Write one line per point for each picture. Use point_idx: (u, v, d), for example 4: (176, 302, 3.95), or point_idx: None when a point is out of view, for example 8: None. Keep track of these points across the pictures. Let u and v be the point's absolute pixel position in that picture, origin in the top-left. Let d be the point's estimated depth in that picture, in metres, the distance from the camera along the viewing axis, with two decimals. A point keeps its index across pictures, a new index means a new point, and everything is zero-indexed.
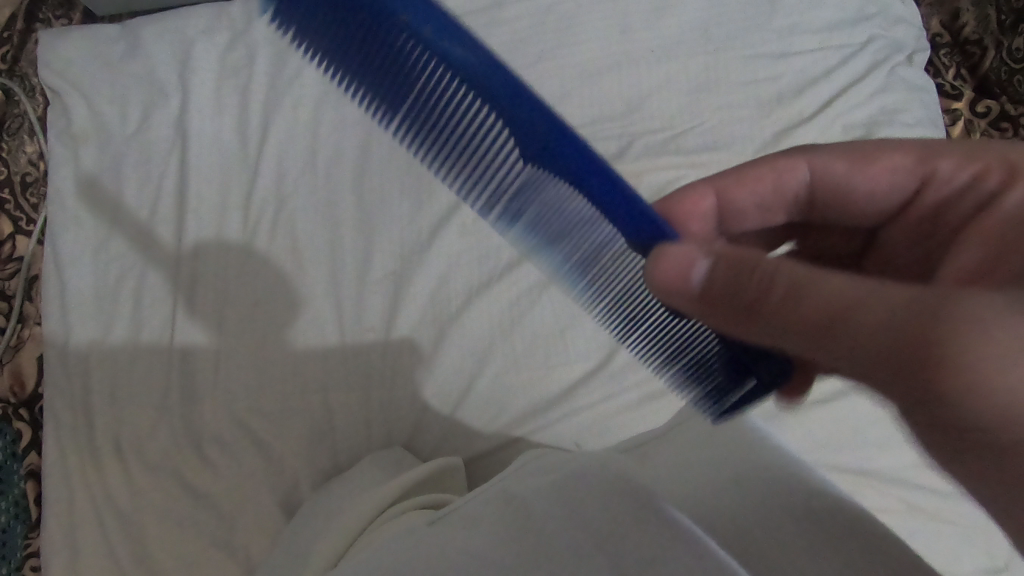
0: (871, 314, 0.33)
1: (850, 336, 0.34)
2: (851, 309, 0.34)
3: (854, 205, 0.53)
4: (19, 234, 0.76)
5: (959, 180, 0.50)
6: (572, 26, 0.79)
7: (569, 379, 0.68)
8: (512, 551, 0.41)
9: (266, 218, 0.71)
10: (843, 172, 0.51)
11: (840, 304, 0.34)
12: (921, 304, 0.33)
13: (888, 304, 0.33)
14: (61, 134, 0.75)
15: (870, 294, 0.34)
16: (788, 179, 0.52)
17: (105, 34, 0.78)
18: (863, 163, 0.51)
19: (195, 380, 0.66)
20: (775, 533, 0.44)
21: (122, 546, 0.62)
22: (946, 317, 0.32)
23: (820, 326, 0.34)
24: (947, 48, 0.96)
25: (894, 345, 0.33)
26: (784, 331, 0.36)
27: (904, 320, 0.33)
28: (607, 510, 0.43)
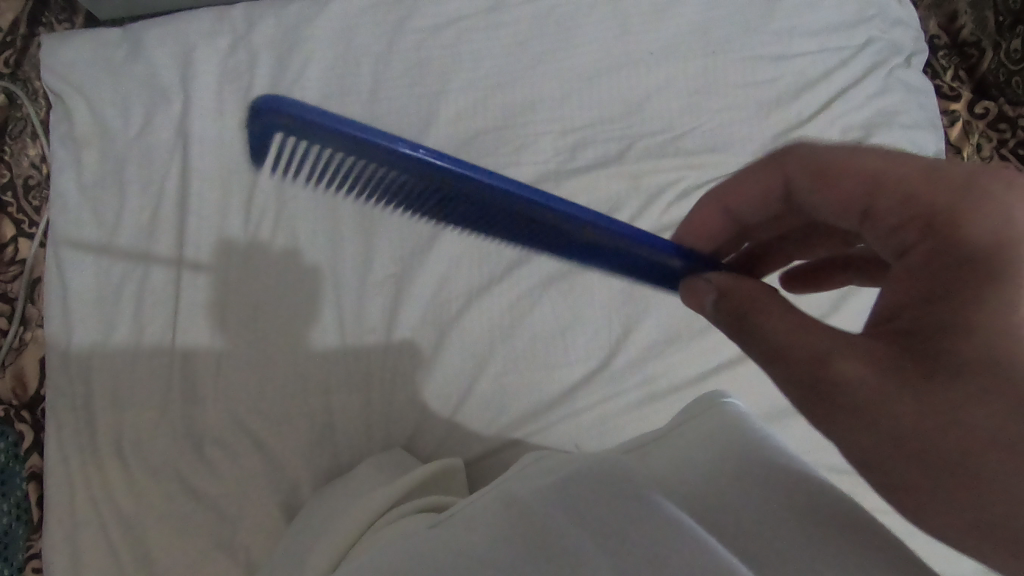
0: (784, 346, 0.44)
1: (774, 363, 0.44)
2: (775, 343, 0.44)
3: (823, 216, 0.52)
4: (21, 237, 0.76)
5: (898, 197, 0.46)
6: (572, 29, 0.79)
7: (569, 380, 0.68)
8: (512, 555, 0.41)
9: (268, 220, 0.72)
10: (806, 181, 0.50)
11: (774, 345, 0.44)
12: (818, 353, 0.43)
13: (797, 343, 0.43)
14: (63, 137, 0.75)
15: (792, 337, 0.44)
16: (768, 185, 0.55)
17: (107, 37, 0.78)
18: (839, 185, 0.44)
19: (197, 382, 0.67)
20: (769, 531, 0.43)
21: (125, 548, 0.62)
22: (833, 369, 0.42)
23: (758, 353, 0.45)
24: (945, 49, 0.96)
25: (794, 376, 0.43)
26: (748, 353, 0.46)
27: (806, 363, 0.43)
28: (612, 511, 0.42)
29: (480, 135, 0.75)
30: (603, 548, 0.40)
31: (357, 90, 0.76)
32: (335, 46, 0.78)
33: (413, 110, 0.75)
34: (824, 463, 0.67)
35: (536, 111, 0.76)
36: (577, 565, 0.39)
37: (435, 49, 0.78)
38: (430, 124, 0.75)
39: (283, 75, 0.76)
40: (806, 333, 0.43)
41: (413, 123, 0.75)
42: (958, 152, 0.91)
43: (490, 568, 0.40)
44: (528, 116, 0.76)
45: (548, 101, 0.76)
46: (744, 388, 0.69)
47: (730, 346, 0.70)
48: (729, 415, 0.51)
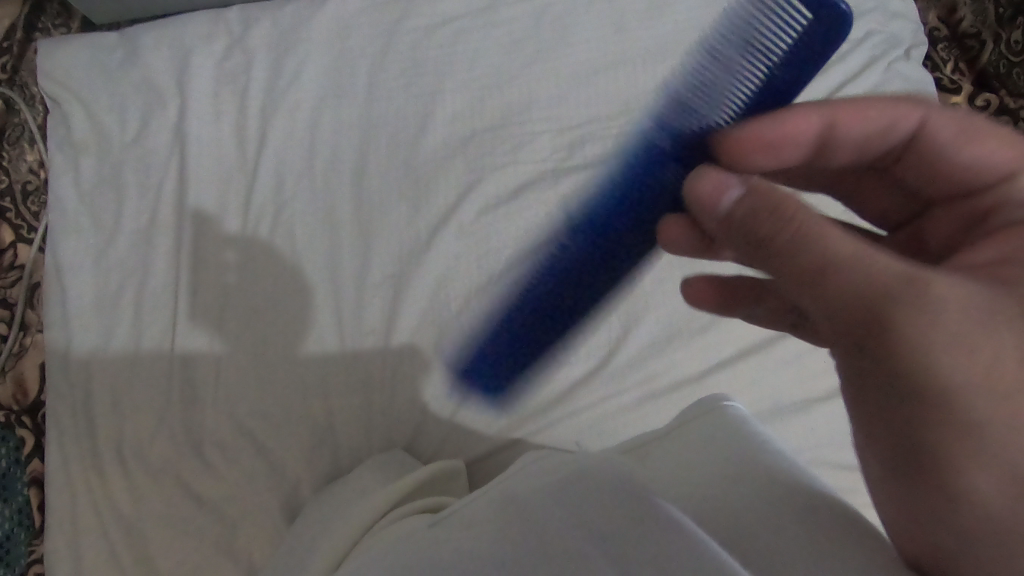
0: (848, 264, 0.36)
1: (836, 283, 0.36)
2: (834, 266, 0.36)
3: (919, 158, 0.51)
4: (20, 243, 0.76)
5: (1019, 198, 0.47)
6: (568, 26, 0.79)
7: (568, 380, 0.67)
8: (511, 554, 0.40)
9: (266, 223, 0.71)
10: (947, 135, 0.50)
11: (830, 270, 0.36)
12: (882, 295, 0.36)
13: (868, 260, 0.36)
14: (61, 142, 0.75)
15: (863, 274, 0.36)
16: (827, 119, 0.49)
17: (102, 42, 0.78)
18: (967, 136, 0.49)
19: (197, 386, 0.67)
20: (776, 521, 0.42)
21: (126, 552, 0.62)
22: (906, 315, 0.36)
23: (804, 274, 0.37)
24: (945, 42, 0.95)
25: (866, 288, 0.36)
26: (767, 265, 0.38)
27: (872, 304, 0.36)
28: (610, 515, 0.41)
29: (478, 135, 0.75)
30: (605, 544, 0.39)
31: (353, 92, 0.76)
32: (331, 48, 0.78)
33: (410, 113, 0.76)
34: (827, 460, 0.66)
35: (532, 109, 0.76)
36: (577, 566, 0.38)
37: (430, 50, 0.78)
38: (427, 125, 0.75)
39: (279, 77, 0.76)
40: (874, 271, 0.36)
41: (409, 125, 0.75)
42: None
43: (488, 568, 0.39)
44: (524, 115, 0.75)
45: (544, 100, 0.76)
46: (744, 387, 0.68)
47: (731, 344, 0.70)
48: (730, 421, 0.51)
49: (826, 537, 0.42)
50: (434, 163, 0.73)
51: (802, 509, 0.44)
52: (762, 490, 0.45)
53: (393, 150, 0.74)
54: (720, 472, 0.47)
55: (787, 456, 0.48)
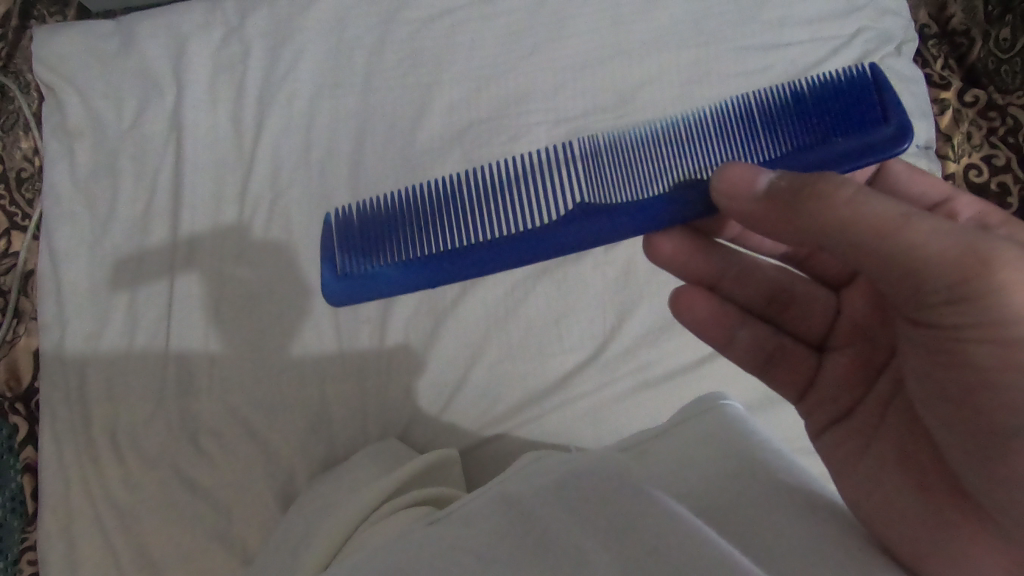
0: (920, 224, 0.40)
1: (908, 238, 0.40)
2: (903, 222, 0.40)
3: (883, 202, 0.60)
4: (14, 230, 0.76)
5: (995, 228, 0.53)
6: (564, 20, 0.79)
7: (561, 371, 0.68)
8: (514, 553, 0.40)
9: (261, 214, 0.72)
10: (900, 173, 0.59)
11: (894, 233, 0.41)
12: (960, 260, 0.40)
13: (932, 218, 0.40)
14: (56, 130, 0.75)
15: (933, 232, 0.40)
16: None
17: (98, 28, 0.78)
18: (916, 174, 0.59)
19: (193, 375, 0.67)
20: (771, 529, 0.43)
21: (121, 540, 0.62)
22: (991, 277, 0.39)
23: (876, 231, 0.41)
24: (935, 38, 0.96)
25: (937, 249, 0.40)
26: (810, 227, 0.43)
27: (949, 263, 0.40)
28: (611, 512, 0.42)
29: (474, 127, 0.75)
30: (607, 547, 0.40)
31: (350, 83, 0.77)
32: (328, 39, 0.78)
33: (406, 105, 0.76)
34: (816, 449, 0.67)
35: (528, 101, 0.76)
36: (576, 564, 0.39)
37: (427, 42, 0.78)
38: (423, 117, 0.75)
39: (277, 67, 0.76)
40: (950, 233, 0.40)
41: (405, 117, 0.75)
42: (944, 143, 0.92)
43: (496, 566, 0.40)
44: (520, 108, 0.76)
45: (540, 92, 0.76)
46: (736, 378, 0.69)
47: None
48: (729, 419, 0.52)
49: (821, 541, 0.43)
50: (430, 155, 0.74)
51: (796, 507, 0.44)
52: (761, 491, 0.45)
53: (389, 142, 0.74)
54: (716, 473, 0.48)
55: (782, 455, 0.49)
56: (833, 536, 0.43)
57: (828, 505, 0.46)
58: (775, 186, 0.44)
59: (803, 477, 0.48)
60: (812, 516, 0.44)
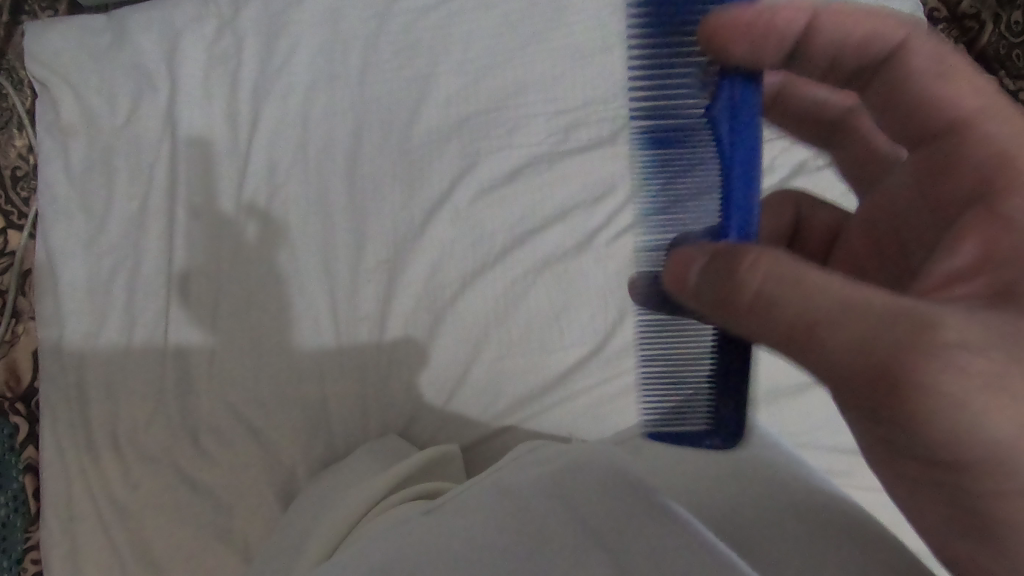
0: (838, 332, 0.33)
1: (820, 348, 0.34)
2: (815, 328, 0.34)
3: (921, 115, 0.45)
4: (11, 229, 0.76)
5: (983, 154, 0.43)
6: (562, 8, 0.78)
7: (563, 365, 0.67)
8: (504, 544, 0.39)
9: (258, 207, 0.71)
10: (923, 69, 0.44)
11: (830, 313, 0.33)
12: (939, 386, 0.32)
13: (847, 328, 0.33)
14: (51, 127, 0.74)
15: (845, 346, 0.33)
16: (877, 38, 0.44)
17: (90, 25, 0.77)
18: (944, 73, 0.44)
19: (192, 373, 0.66)
20: (771, 530, 0.42)
21: (123, 539, 0.62)
22: (905, 372, 0.33)
23: (790, 336, 0.34)
24: (945, 23, 0.93)
25: (852, 356, 0.33)
26: (752, 325, 0.35)
27: (867, 366, 0.33)
28: (605, 511, 0.41)
29: (472, 117, 0.74)
30: (601, 543, 0.39)
31: (346, 74, 0.75)
32: (323, 30, 0.77)
33: (403, 96, 0.75)
34: (820, 442, 0.66)
35: (527, 91, 0.75)
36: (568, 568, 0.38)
37: (424, 31, 0.77)
38: (421, 109, 0.74)
39: (271, 59, 0.75)
40: (863, 340, 0.33)
41: (403, 108, 0.74)
42: None
43: (490, 558, 0.38)
44: (519, 98, 0.75)
45: (539, 82, 0.75)
46: None
47: None
48: None
49: (819, 536, 0.41)
50: (428, 146, 0.73)
51: (793, 506, 0.43)
52: (760, 486, 0.45)
53: (386, 134, 0.73)
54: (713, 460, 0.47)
55: (779, 449, 0.49)
56: (830, 525, 0.42)
57: (826, 493, 0.45)
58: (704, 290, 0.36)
59: (798, 471, 0.47)
60: (806, 511, 0.43)
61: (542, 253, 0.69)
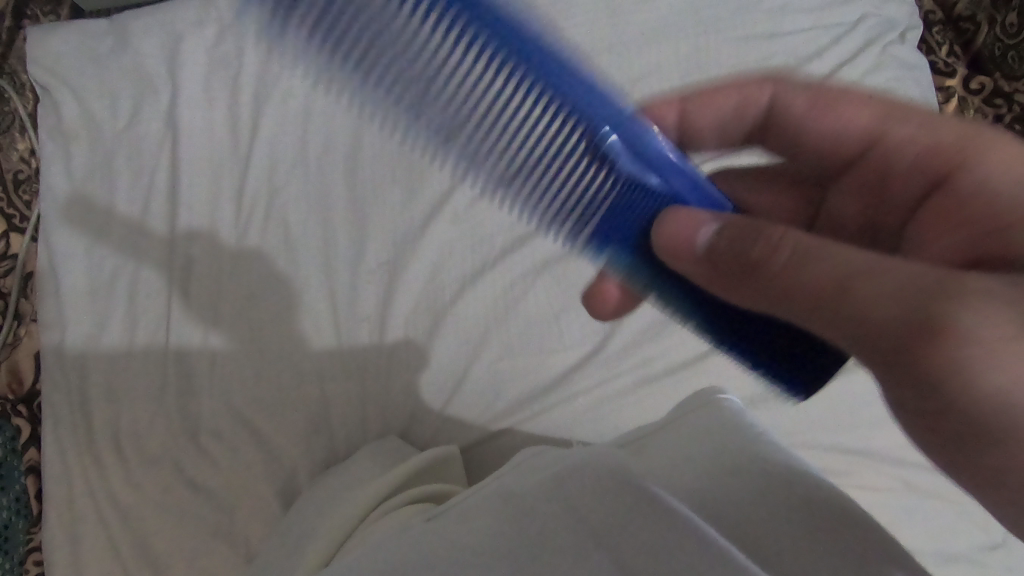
0: (872, 286, 0.35)
1: (854, 305, 0.35)
2: (850, 285, 0.35)
3: (816, 144, 0.51)
4: (13, 232, 0.76)
5: (905, 156, 0.48)
6: (561, 11, 0.78)
7: (560, 366, 0.68)
8: (507, 550, 0.39)
9: (259, 210, 0.71)
10: (802, 110, 0.51)
11: (862, 269, 0.35)
12: (968, 331, 0.34)
13: (879, 281, 0.35)
14: (52, 131, 0.75)
15: (878, 301, 0.35)
16: (750, 95, 0.52)
17: (91, 29, 0.77)
18: (822, 106, 0.50)
19: (193, 376, 0.67)
20: (766, 529, 0.42)
21: (126, 541, 0.62)
22: (939, 319, 0.34)
23: (823, 297, 0.36)
24: (940, 25, 0.95)
25: (886, 312, 0.35)
26: (784, 299, 0.37)
27: (902, 320, 0.35)
28: (608, 511, 0.40)
29: None
30: (602, 543, 0.39)
31: None
32: None
33: None
34: (819, 443, 0.66)
35: None
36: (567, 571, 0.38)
37: None
38: None
39: (272, 63, 0.76)
40: (895, 294, 0.35)
41: None
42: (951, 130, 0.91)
43: (492, 565, 0.39)
44: None
45: None
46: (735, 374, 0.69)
47: None
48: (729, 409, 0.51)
49: (807, 537, 0.42)
50: None
51: (787, 504, 0.43)
52: (759, 483, 0.44)
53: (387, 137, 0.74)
54: (714, 460, 0.47)
55: (784, 448, 0.48)
56: (821, 526, 0.42)
57: (827, 488, 0.45)
58: (719, 251, 0.39)
59: (801, 466, 0.46)
60: (802, 509, 0.43)
61: (541, 255, 0.70)
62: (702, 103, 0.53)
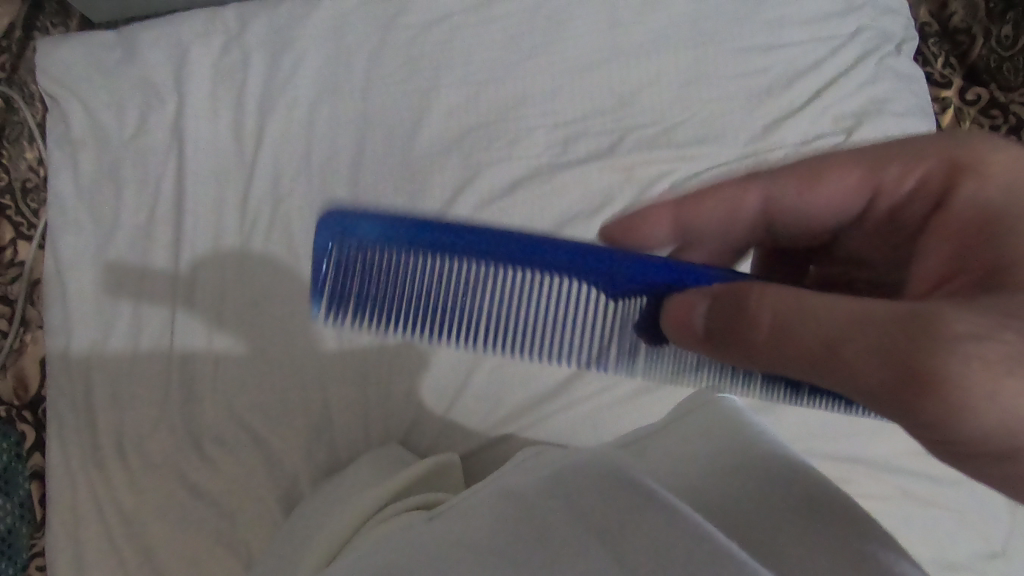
0: (854, 344, 0.34)
1: (840, 365, 0.34)
2: (833, 346, 0.34)
3: (814, 216, 0.52)
4: (20, 239, 0.77)
5: (905, 188, 0.48)
6: (562, 23, 0.79)
7: (560, 373, 0.68)
8: (507, 544, 0.39)
9: (263, 218, 0.72)
10: (790, 193, 0.51)
11: (841, 324, 0.34)
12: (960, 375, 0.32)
13: (858, 338, 0.34)
14: (61, 140, 0.76)
15: (861, 357, 0.34)
16: (741, 204, 0.53)
17: (100, 39, 0.78)
18: (811, 180, 0.51)
19: (196, 382, 0.67)
20: (769, 520, 0.42)
21: (128, 547, 0.63)
22: (926, 368, 0.32)
23: (809, 358, 0.35)
24: (936, 37, 0.95)
25: (873, 368, 0.33)
26: (774, 362, 0.37)
27: (890, 374, 0.33)
28: (605, 503, 0.41)
29: (473, 130, 0.75)
30: (601, 532, 0.39)
31: (348, 88, 0.77)
32: (327, 44, 0.78)
33: (405, 109, 0.76)
34: (817, 451, 0.67)
35: (526, 105, 0.76)
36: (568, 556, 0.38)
37: (427, 46, 0.78)
38: (423, 121, 0.75)
39: (276, 73, 0.77)
40: (876, 349, 0.33)
41: (404, 122, 0.76)
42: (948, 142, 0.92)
43: (492, 558, 0.38)
44: (519, 111, 0.76)
45: (538, 96, 0.77)
46: None
47: None
48: (727, 413, 0.51)
49: (812, 527, 0.41)
50: (430, 159, 0.74)
51: (785, 497, 0.43)
52: (756, 479, 0.44)
53: (389, 146, 0.74)
54: (713, 463, 0.47)
55: (782, 446, 0.48)
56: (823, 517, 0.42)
57: (824, 482, 0.45)
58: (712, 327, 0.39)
59: (797, 463, 0.46)
60: (802, 501, 0.43)
61: None
62: (696, 215, 0.54)
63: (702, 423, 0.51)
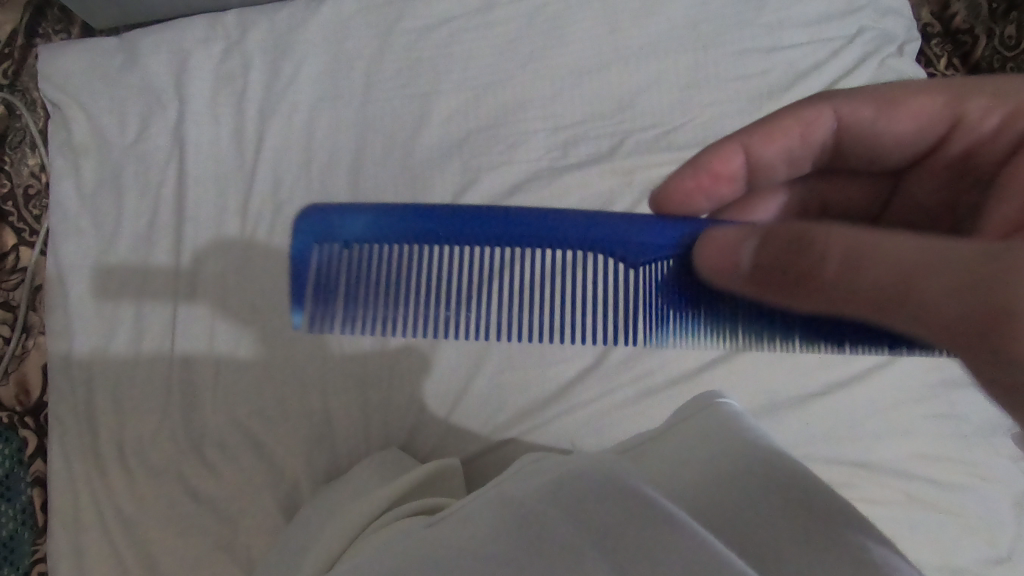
0: (934, 278, 0.33)
1: (920, 298, 0.33)
2: (911, 280, 0.34)
3: (884, 147, 0.55)
4: (22, 245, 0.78)
5: (989, 125, 0.51)
6: (562, 26, 0.79)
7: (562, 378, 0.68)
8: (503, 550, 0.39)
9: (263, 223, 0.72)
10: (867, 117, 0.54)
11: (920, 259, 0.34)
12: None
13: (939, 271, 0.33)
14: (62, 146, 0.76)
15: (943, 290, 0.33)
16: (815, 125, 0.55)
17: (102, 46, 0.79)
18: (887, 105, 0.53)
19: (198, 386, 0.67)
20: (763, 526, 0.41)
21: (130, 552, 0.63)
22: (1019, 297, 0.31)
23: (885, 294, 0.35)
24: (939, 37, 0.96)
25: (954, 301, 0.32)
26: (845, 300, 0.37)
27: (976, 305, 0.32)
28: (600, 508, 0.40)
29: (474, 134, 0.75)
30: (596, 539, 0.39)
31: (349, 92, 0.77)
32: (327, 49, 0.79)
33: (406, 113, 0.76)
34: (819, 454, 0.66)
35: (526, 108, 0.76)
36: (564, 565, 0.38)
37: (427, 51, 0.78)
38: (423, 126, 0.75)
39: (277, 78, 0.77)
40: (960, 281, 0.32)
41: (404, 126, 0.76)
42: None
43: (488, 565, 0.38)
44: (519, 115, 0.76)
45: (540, 99, 0.77)
46: (741, 384, 0.68)
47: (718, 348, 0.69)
48: (727, 418, 0.51)
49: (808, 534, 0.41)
50: (430, 162, 0.74)
51: (781, 503, 0.43)
52: (754, 484, 0.44)
53: (389, 150, 0.74)
54: (710, 466, 0.47)
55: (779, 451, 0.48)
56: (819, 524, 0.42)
57: (818, 487, 0.44)
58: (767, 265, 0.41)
59: (795, 467, 0.46)
60: (798, 508, 0.42)
61: None
62: (764, 145, 0.57)
63: (700, 428, 0.51)
